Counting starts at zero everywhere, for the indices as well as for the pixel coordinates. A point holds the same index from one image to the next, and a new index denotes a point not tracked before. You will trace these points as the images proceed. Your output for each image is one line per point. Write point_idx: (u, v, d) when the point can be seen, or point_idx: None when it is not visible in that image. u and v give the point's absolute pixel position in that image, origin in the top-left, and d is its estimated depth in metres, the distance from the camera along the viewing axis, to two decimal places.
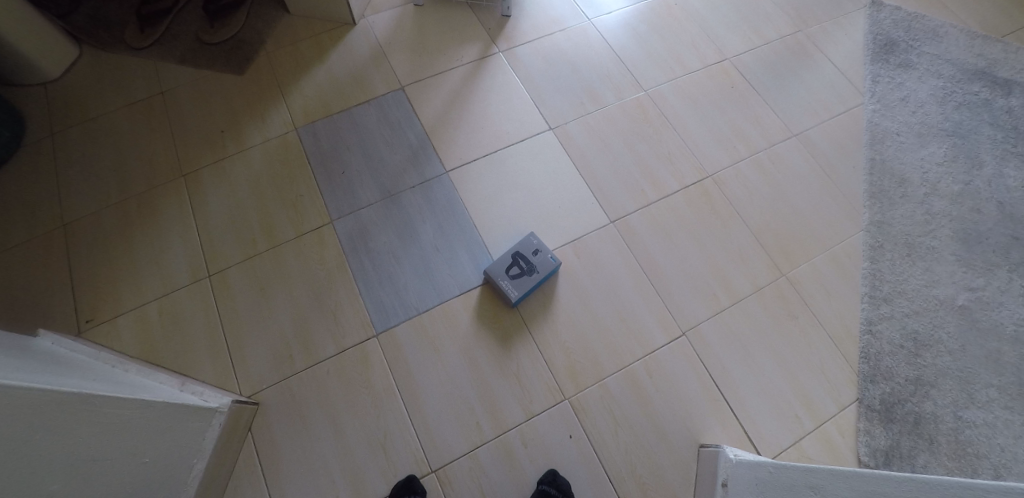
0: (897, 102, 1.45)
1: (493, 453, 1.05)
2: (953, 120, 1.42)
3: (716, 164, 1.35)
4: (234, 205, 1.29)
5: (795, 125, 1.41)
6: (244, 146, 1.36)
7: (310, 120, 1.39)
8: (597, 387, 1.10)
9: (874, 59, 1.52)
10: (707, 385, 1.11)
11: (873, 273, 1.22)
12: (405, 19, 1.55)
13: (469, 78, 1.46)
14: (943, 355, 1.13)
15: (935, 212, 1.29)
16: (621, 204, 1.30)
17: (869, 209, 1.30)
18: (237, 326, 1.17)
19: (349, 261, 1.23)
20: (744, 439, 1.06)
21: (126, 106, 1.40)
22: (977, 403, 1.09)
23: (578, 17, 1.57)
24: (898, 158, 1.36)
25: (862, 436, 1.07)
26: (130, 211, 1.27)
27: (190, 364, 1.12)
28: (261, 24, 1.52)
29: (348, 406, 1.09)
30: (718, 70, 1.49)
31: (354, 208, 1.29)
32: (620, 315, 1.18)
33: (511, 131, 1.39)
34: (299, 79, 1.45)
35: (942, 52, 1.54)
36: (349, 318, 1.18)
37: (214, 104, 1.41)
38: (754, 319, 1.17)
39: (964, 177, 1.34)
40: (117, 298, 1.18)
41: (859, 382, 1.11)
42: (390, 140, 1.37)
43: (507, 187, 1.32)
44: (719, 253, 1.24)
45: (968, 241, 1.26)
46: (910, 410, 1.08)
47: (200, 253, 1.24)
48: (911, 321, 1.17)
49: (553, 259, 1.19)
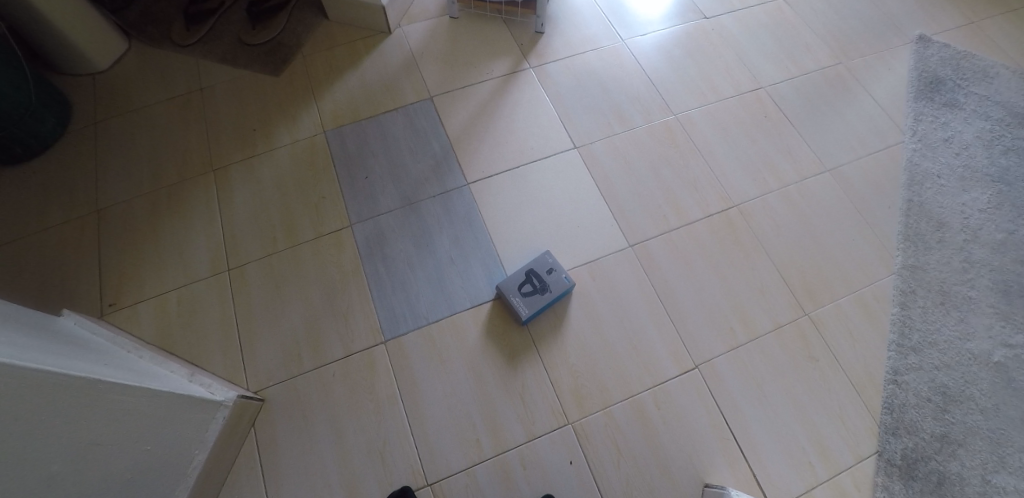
0: (939, 143, 1.39)
1: (491, 472, 1.03)
2: (999, 165, 1.35)
3: (742, 195, 1.32)
4: (259, 203, 1.32)
5: (829, 159, 1.37)
6: (273, 146, 1.39)
7: (339, 124, 1.42)
8: (602, 414, 1.08)
9: (918, 97, 1.46)
10: (717, 423, 1.06)
11: (903, 320, 1.16)
12: (439, 30, 1.57)
13: (498, 92, 1.47)
14: (974, 413, 1.06)
15: (974, 260, 1.22)
16: (640, 228, 1.28)
17: (903, 252, 1.24)
18: (251, 322, 1.19)
19: (364, 266, 1.24)
20: (751, 483, 1.01)
21: (166, 100, 1.45)
22: (1009, 467, 1.01)
23: (613, 37, 1.56)
24: (937, 202, 1.30)
25: (879, 491, 1.00)
26: (160, 202, 1.31)
27: (202, 355, 1.14)
28: (300, 27, 1.57)
29: (350, 412, 1.09)
30: (752, 99, 1.46)
31: (373, 214, 1.30)
32: (631, 342, 1.15)
33: (535, 147, 1.38)
34: (331, 83, 1.48)
35: (991, 93, 1.47)
36: (360, 322, 1.18)
37: (248, 103, 1.45)
38: (772, 358, 1.12)
39: (1008, 225, 1.26)
40: (140, 285, 1.21)
41: (880, 434, 1.05)
42: (414, 149, 1.38)
43: (526, 203, 1.31)
44: (739, 287, 1.20)
45: (1009, 293, 1.18)
46: (933, 468, 1.02)
47: (222, 247, 1.27)
48: (940, 374, 1.10)
49: (567, 279, 1.17)
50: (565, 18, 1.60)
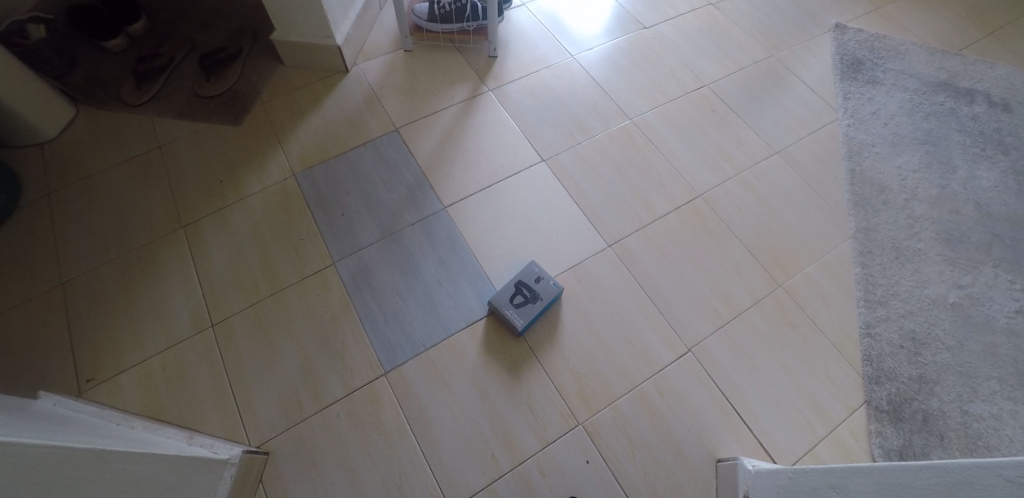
0: (869, 116, 1.53)
1: (511, 485, 1.04)
2: (923, 128, 1.50)
3: (704, 184, 1.40)
4: (235, 254, 1.30)
5: (775, 143, 1.48)
6: (243, 195, 1.38)
7: (307, 165, 1.42)
8: (610, 410, 1.11)
9: (843, 78, 1.61)
10: (718, 399, 1.11)
11: (866, 278, 1.26)
12: (395, 64, 1.62)
13: (461, 116, 1.52)
14: (943, 352, 1.15)
15: (918, 216, 1.34)
16: (617, 228, 1.34)
17: (855, 217, 1.35)
18: (243, 375, 1.16)
19: (353, 301, 1.24)
20: (759, 451, 1.05)
21: (124, 161, 1.42)
22: (981, 396, 1.10)
23: (563, 54, 1.65)
24: (876, 168, 1.42)
25: (874, 437, 1.07)
26: (130, 267, 1.27)
27: (197, 417, 1.11)
28: (255, 76, 1.57)
29: (360, 449, 1.07)
30: (698, 96, 1.57)
31: (355, 248, 1.31)
32: (626, 336, 1.19)
33: (505, 164, 1.43)
34: (294, 126, 1.49)
35: (905, 68, 1.64)
36: (357, 358, 1.17)
37: (212, 156, 1.44)
38: (757, 330, 1.19)
39: (939, 181, 1.40)
40: (119, 354, 1.17)
41: (866, 384, 1.12)
42: (387, 180, 1.40)
43: (505, 219, 1.35)
44: (716, 270, 1.27)
45: (952, 241, 1.30)
46: (917, 408, 1.09)
47: (203, 303, 1.24)
48: (907, 322, 1.19)
49: (556, 285, 1.21)
50: (515, 41, 1.68)
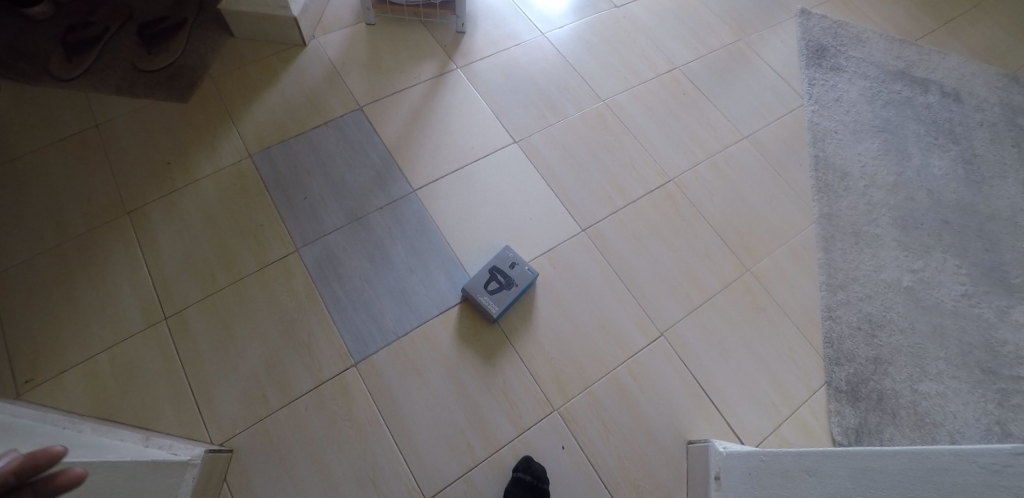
0: (832, 103, 1.56)
1: (487, 472, 1.03)
2: (882, 117, 1.55)
3: (676, 168, 1.41)
4: (188, 241, 1.22)
5: (744, 127, 1.50)
6: (194, 178, 1.29)
7: (265, 146, 1.34)
8: (584, 395, 1.11)
9: (809, 64, 1.64)
10: (690, 383, 1.14)
11: (828, 263, 1.30)
12: (357, 38, 1.53)
13: (429, 95, 1.45)
14: (896, 334, 1.22)
15: (876, 202, 1.40)
16: (590, 212, 1.33)
17: (818, 202, 1.39)
18: (202, 370, 1.10)
19: (319, 289, 1.19)
20: (728, 432, 1.09)
21: (56, 142, 1.29)
22: (929, 375, 1.17)
23: (533, 31, 1.60)
24: (839, 154, 1.47)
25: (833, 416, 1.12)
26: (69, 257, 1.17)
27: (152, 416, 1.04)
28: (202, 48, 1.45)
29: (331, 443, 1.04)
30: (669, 79, 1.56)
31: (319, 234, 1.24)
32: (601, 322, 1.19)
33: (476, 146, 1.39)
34: (248, 103, 1.39)
35: (866, 56, 1.68)
36: (325, 349, 1.13)
37: (156, 135, 1.33)
38: (725, 314, 1.22)
39: (896, 169, 1.46)
40: (61, 353, 1.08)
41: (826, 366, 1.17)
42: (352, 162, 1.34)
43: (478, 202, 1.32)
44: (688, 254, 1.29)
45: (906, 227, 1.37)
46: (873, 387, 1.15)
47: (154, 295, 1.16)
48: (865, 305, 1.25)
49: (531, 271, 1.20)
50: (484, 17, 1.61)
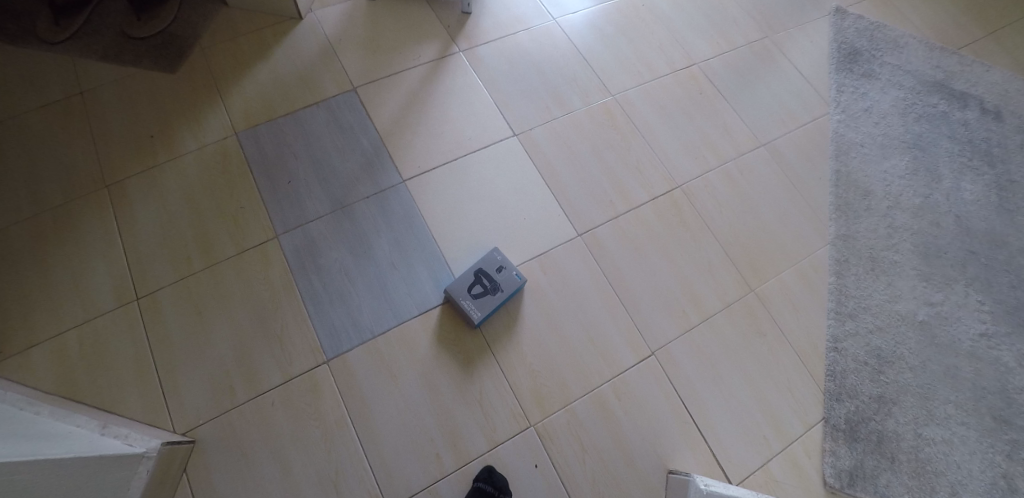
0: (861, 113, 1.45)
1: (454, 486, 0.99)
2: (913, 132, 1.44)
3: (684, 174, 1.32)
4: (166, 220, 1.17)
5: (763, 134, 1.39)
6: (177, 153, 1.24)
7: (252, 124, 1.28)
8: (563, 412, 1.06)
9: (839, 68, 1.52)
10: (677, 407, 1.07)
11: (839, 288, 1.22)
12: (356, 14, 1.44)
13: (428, 79, 1.37)
14: (905, 372, 1.13)
15: (898, 226, 1.29)
16: (588, 216, 1.25)
17: (836, 222, 1.29)
18: (170, 355, 1.06)
19: (296, 280, 1.14)
20: (713, 465, 1.03)
21: (41, 107, 1.25)
22: (935, 419, 1.09)
23: (544, 16, 1.50)
24: (863, 170, 1.36)
25: (827, 456, 1.05)
26: (45, 229, 1.14)
27: (117, 399, 1.01)
28: (195, 17, 1.38)
29: (295, 443, 1.00)
30: (686, 76, 1.46)
31: (301, 221, 1.19)
32: (588, 335, 1.13)
33: (473, 137, 1.31)
34: (238, 78, 1.33)
35: (903, 63, 1.55)
36: (297, 343, 1.09)
37: (142, 106, 1.27)
38: (722, 335, 1.15)
39: (924, 190, 1.35)
40: (30, 326, 1.05)
41: (826, 401, 1.10)
42: (341, 147, 1.27)
43: (470, 197, 1.25)
44: (688, 268, 1.21)
45: (928, 256, 1.26)
46: (873, 428, 1.07)
47: (128, 274, 1.12)
48: (875, 338, 1.16)
49: (518, 276, 1.13)
50: None
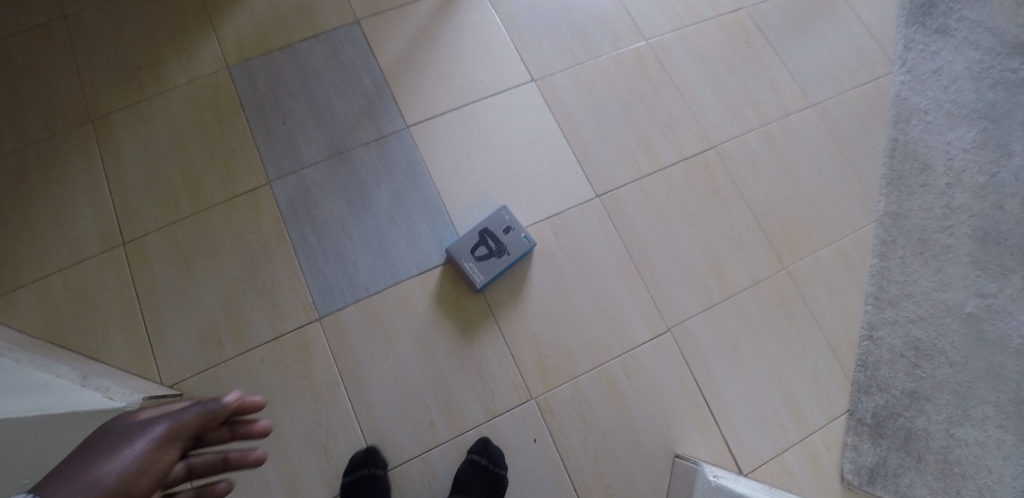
0: (927, 76, 1.26)
1: (447, 456, 0.95)
2: (985, 101, 1.23)
3: (720, 133, 1.19)
4: (154, 160, 1.09)
5: (813, 94, 1.25)
6: (166, 87, 1.14)
7: (245, 57, 1.16)
8: (568, 386, 1.00)
9: (908, 22, 1.33)
10: (691, 389, 1.00)
11: (882, 271, 1.11)
12: None
13: (439, 14, 1.23)
14: (944, 368, 1.03)
15: (956, 206, 1.14)
16: (608, 176, 1.14)
17: (885, 198, 1.17)
18: (158, 304, 1.01)
19: (289, 230, 1.06)
20: (723, 451, 0.97)
21: (21, 31, 1.15)
22: (970, 420, 0.99)
23: None
24: (923, 140, 1.20)
25: (848, 451, 0.99)
26: (28, 165, 1.07)
27: (103, 347, 0.97)
28: None
29: (285, 401, 0.96)
30: (733, 21, 1.29)
31: (296, 167, 1.10)
32: (600, 305, 1.05)
33: (487, 81, 1.19)
34: (231, 4, 1.20)
35: (982, 18, 1.31)
36: (289, 298, 1.02)
37: (128, 33, 1.16)
38: (746, 314, 1.06)
39: (990, 168, 1.17)
40: (15, 267, 1.00)
41: (853, 392, 1.03)
42: (341, 86, 1.16)
43: (480, 149, 1.14)
44: (716, 240, 1.11)
45: (986, 241, 1.11)
46: (901, 425, 1.00)
47: (113, 216, 1.05)
48: (914, 328, 1.06)
49: (528, 239, 1.04)
50: None
